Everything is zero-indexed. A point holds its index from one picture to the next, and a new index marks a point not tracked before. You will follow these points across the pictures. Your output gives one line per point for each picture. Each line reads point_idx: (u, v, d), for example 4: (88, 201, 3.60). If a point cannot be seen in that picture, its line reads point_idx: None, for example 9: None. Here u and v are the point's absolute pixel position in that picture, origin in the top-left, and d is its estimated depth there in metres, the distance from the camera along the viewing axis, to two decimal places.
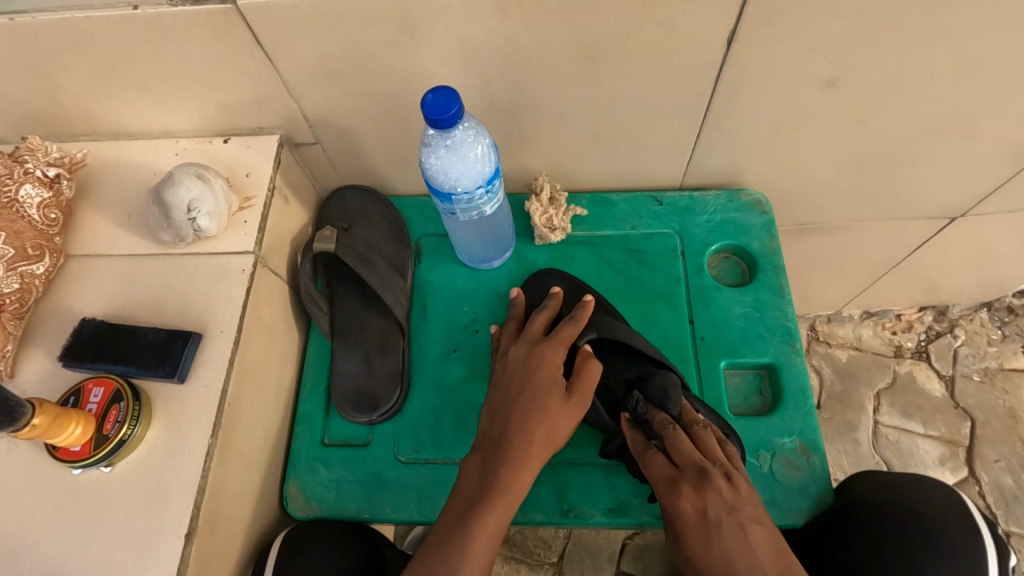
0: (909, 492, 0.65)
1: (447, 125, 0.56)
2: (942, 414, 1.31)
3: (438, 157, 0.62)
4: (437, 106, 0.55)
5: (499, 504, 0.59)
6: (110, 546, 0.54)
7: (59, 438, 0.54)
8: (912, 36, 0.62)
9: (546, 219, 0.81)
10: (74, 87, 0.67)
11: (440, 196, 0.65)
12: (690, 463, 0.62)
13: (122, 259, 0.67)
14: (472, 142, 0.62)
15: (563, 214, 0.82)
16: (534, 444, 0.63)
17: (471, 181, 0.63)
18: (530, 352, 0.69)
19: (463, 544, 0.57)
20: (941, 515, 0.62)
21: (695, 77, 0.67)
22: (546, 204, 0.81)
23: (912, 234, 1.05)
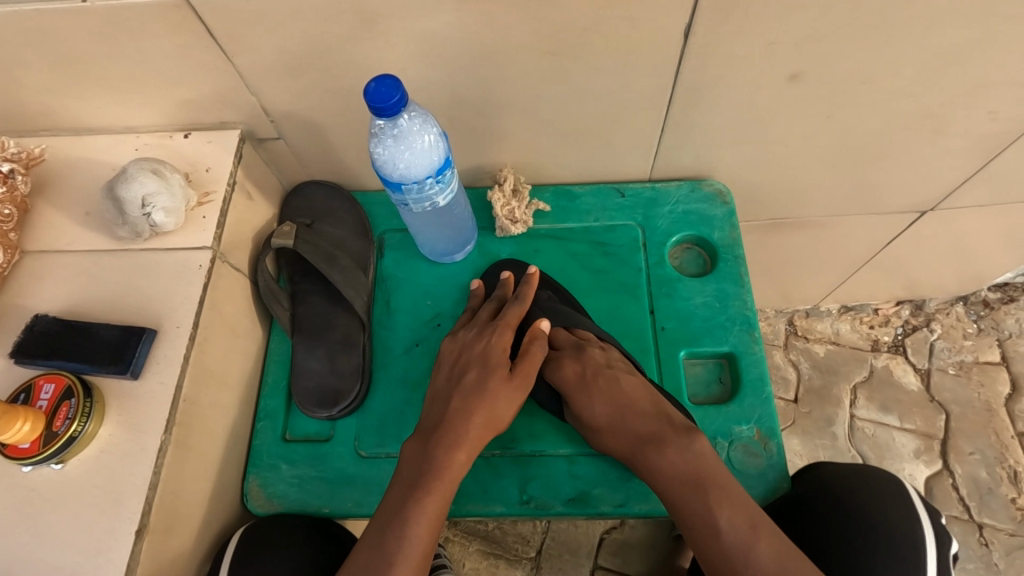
0: (860, 486, 0.66)
1: (390, 113, 0.56)
2: (918, 407, 1.32)
3: (387, 146, 0.61)
4: (380, 94, 0.54)
5: (436, 488, 0.62)
6: (60, 545, 0.54)
7: (6, 434, 0.53)
8: (870, 28, 0.62)
9: (507, 209, 0.81)
10: (28, 81, 0.66)
11: (393, 185, 0.64)
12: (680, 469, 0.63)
13: (79, 255, 0.67)
14: (419, 130, 0.62)
15: (524, 205, 0.81)
16: (472, 428, 0.65)
17: (420, 170, 0.63)
18: (477, 335, 0.71)
19: (404, 530, 0.60)
20: (889, 508, 0.63)
21: (656, 72, 0.67)
22: (507, 195, 0.81)
23: (885, 229, 1.06)
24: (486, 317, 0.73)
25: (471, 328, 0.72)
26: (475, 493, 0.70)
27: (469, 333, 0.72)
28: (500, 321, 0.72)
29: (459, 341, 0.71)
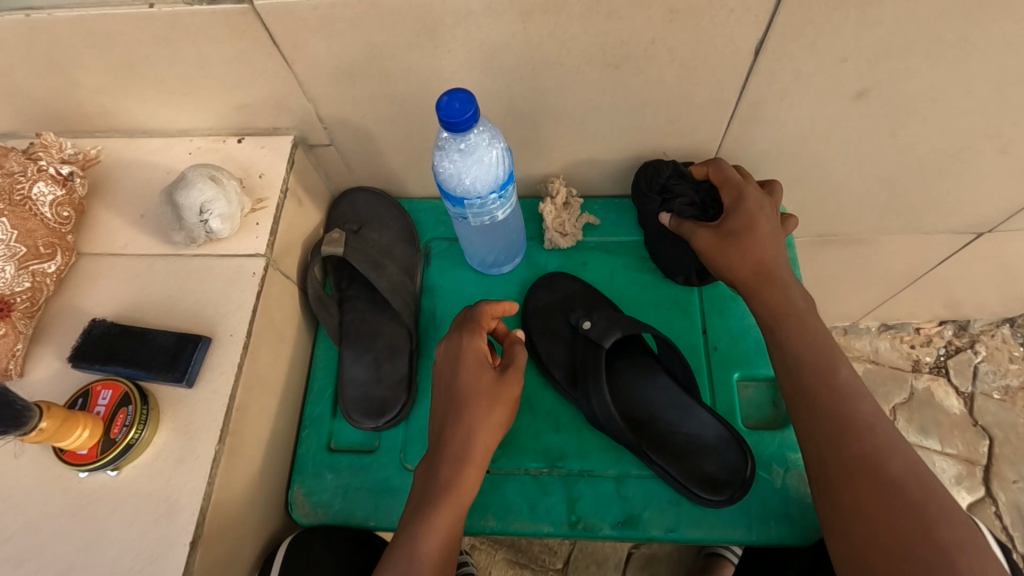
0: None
1: (462, 128, 0.55)
2: (959, 431, 1.28)
3: (452, 165, 0.60)
4: (453, 110, 0.53)
5: (446, 503, 0.59)
6: (113, 553, 0.54)
7: (66, 440, 0.52)
8: (948, 48, 0.59)
9: (555, 220, 0.79)
10: (86, 83, 0.66)
11: (454, 202, 0.64)
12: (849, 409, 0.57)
13: (133, 259, 0.67)
14: (487, 145, 0.61)
15: (572, 216, 0.80)
16: (467, 437, 0.62)
17: (485, 185, 0.62)
18: (451, 343, 0.66)
19: (413, 547, 0.57)
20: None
21: (721, 86, 0.65)
22: (557, 206, 0.79)
23: (937, 248, 1.03)
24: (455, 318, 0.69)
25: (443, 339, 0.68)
26: (523, 510, 0.69)
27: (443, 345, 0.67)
28: (461, 322, 0.67)
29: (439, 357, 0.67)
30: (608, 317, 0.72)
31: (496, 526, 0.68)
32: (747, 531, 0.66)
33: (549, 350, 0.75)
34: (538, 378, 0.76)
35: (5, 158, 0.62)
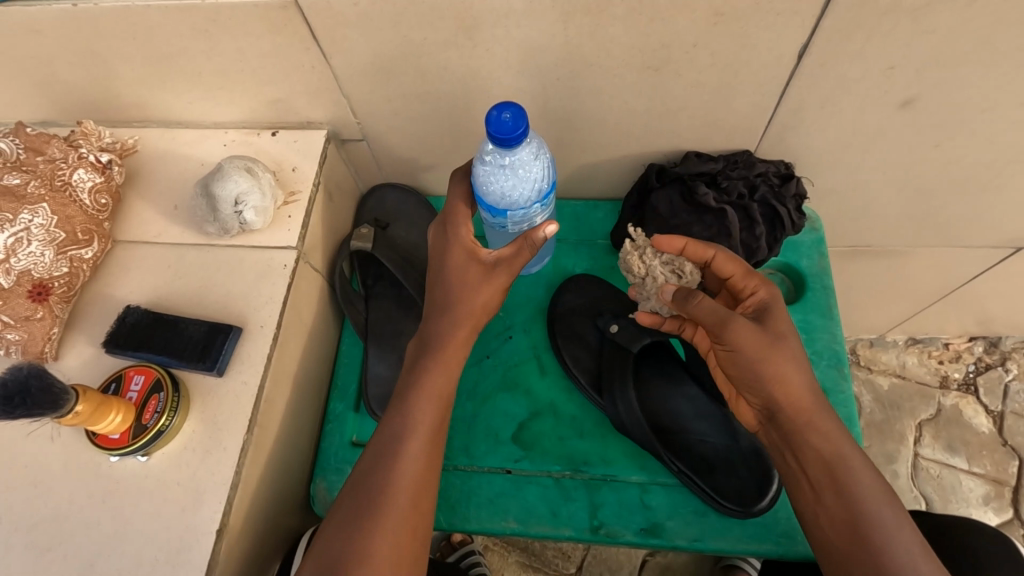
0: (968, 545, 0.64)
1: (512, 144, 0.54)
2: (988, 450, 1.25)
3: (497, 178, 0.60)
4: (504, 125, 0.53)
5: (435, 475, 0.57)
6: (141, 539, 0.54)
7: (100, 424, 0.53)
8: (1003, 58, 0.57)
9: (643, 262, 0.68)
10: (127, 73, 0.67)
11: (495, 215, 0.65)
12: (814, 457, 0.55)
13: (167, 248, 0.67)
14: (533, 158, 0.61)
15: (643, 294, 0.69)
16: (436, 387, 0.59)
17: (530, 196, 0.62)
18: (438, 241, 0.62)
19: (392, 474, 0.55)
20: (997, 570, 0.61)
21: (761, 91, 0.64)
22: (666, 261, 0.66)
23: (974, 262, 0.99)
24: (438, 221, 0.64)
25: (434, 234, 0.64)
26: (545, 515, 0.68)
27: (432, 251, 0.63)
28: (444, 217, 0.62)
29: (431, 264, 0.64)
30: (636, 322, 0.72)
31: (517, 529, 0.67)
32: (774, 545, 0.65)
33: (576, 355, 0.74)
34: (563, 383, 0.74)
35: (47, 145, 0.63)
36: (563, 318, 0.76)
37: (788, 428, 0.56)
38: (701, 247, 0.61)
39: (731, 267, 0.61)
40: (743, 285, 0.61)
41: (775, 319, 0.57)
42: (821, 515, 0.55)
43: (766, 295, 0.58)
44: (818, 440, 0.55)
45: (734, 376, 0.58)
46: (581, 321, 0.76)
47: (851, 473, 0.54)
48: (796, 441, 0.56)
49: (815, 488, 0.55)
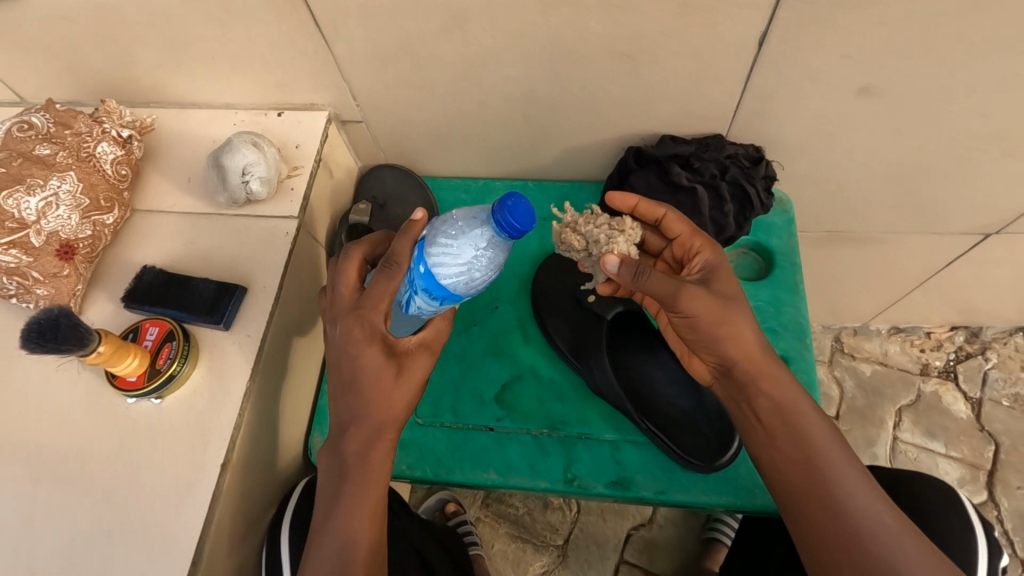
0: (919, 498, 0.70)
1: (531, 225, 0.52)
2: (966, 436, 1.29)
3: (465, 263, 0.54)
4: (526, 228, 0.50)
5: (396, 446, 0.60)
6: (153, 472, 0.60)
7: (118, 365, 0.59)
8: (949, 48, 0.61)
9: (581, 228, 0.64)
10: (147, 57, 0.73)
11: (440, 301, 0.57)
12: (770, 407, 0.61)
13: (180, 216, 0.74)
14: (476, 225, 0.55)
15: (591, 266, 0.66)
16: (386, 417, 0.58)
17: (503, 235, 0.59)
18: (351, 325, 0.57)
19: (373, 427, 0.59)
20: (943, 519, 0.67)
21: (728, 78, 0.69)
22: (608, 226, 0.63)
23: (947, 250, 1.03)
24: (351, 295, 0.59)
25: (335, 311, 0.60)
26: (523, 468, 0.73)
27: (344, 332, 0.57)
28: (362, 305, 0.57)
29: (329, 337, 0.60)
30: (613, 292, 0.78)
31: (497, 480, 0.73)
32: (734, 498, 0.70)
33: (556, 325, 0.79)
34: (545, 350, 0.80)
35: (74, 120, 0.69)
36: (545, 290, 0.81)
37: (744, 380, 0.61)
38: (651, 207, 0.67)
39: (679, 228, 0.66)
40: (688, 244, 0.66)
41: (723, 279, 0.62)
42: (773, 452, 0.61)
43: (711, 255, 0.64)
44: (769, 388, 0.61)
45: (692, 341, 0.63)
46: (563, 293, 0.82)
47: (801, 414, 0.60)
48: (751, 390, 0.61)
49: (767, 428, 0.61)
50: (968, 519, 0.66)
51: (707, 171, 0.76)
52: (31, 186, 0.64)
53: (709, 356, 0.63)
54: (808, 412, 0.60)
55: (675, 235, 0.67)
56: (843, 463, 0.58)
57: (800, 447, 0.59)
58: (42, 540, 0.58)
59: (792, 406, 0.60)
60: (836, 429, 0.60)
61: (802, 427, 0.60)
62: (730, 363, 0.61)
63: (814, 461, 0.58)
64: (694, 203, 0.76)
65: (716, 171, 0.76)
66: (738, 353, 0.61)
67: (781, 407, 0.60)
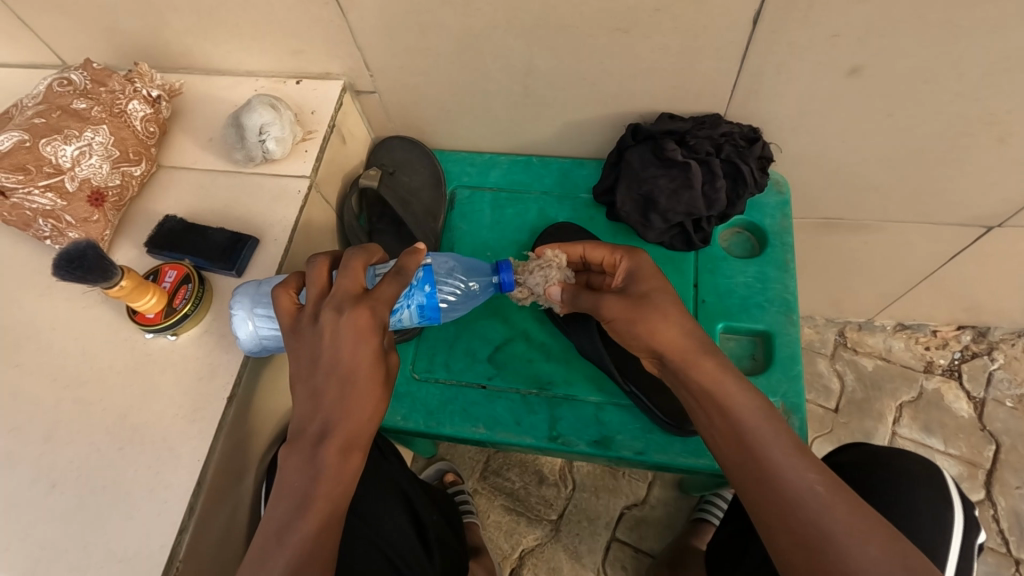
0: (906, 467, 0.71)
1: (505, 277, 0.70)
2: (965, 434, 1.28)
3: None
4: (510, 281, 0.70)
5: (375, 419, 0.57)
6: (166, 400, 0.66)
7: (138, 301, 0.64)
8: (935, 29, 0.63)
9: (522, 279, 0.76)
10: (178, 23, 0.79)
11: (422, 316, 0.66)
12: (700, 393, 0.62)
13: (202, 172, 0.79)
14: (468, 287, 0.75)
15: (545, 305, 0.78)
16: (368, 414, 0.55)
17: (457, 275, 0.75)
18: (361, 314, 0.54)
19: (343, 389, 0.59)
20: (924, 488, 0.69)
21: (722, 55, 0.71)
22: (540, 268, 0.75)
23: (948, 242, 1.03)
24: (356, 289, 0.57)
25: (336, 298, 0.56)
26: (510, 423, 0.77)
27: (350, 320, 0.54)
28: (373, 299, 0.56)
29: (322, 326, 0.55)
30: None
31: (484, 434, 0.77)
32: (710, 461, 0.72)
33: None
34: (536, 316, 0.83)
35: (108, 79, 0.75)
36: None
37: (675, 368, 0.63)
38: (571, 247, 0.75)
39: (600, 253, 0.73)
40: (612, 262, 0.72)
41: (641, 279, 0.68)
42: (712, 434, 0.62)
43: (629, 261, 0.70)
44: (699, 374, 0.62)
45: (624, 339, 0.68)
46: None
47: (727, 394, 0.61)
48: (682, 376, 0.63)
49: (706, 412, 0.62)
50: (947, 491, 0.68)
51: (699, 147, 0.79)
52: (68, 136, 0.70)
53: (644, 351, 0.67)
54: (737, 393, 0.60)
55: (598, 260, 0.74)
56: (775, 442, 0.58)
57: (732, 429, 0.60)
58: (63, 455, 0.64)
59: (725, 389, 0.61)
60: (768, 404, 0.60)
61: (734, 408, 0.60)
62: (660, 354, 0.64)
63: (748, 441, 0.58)
64: (686, 177, 0.79)
65: (709, 147, 0.79)
66: (660, 346, 0.64)
67: (711, 391, 0.61)
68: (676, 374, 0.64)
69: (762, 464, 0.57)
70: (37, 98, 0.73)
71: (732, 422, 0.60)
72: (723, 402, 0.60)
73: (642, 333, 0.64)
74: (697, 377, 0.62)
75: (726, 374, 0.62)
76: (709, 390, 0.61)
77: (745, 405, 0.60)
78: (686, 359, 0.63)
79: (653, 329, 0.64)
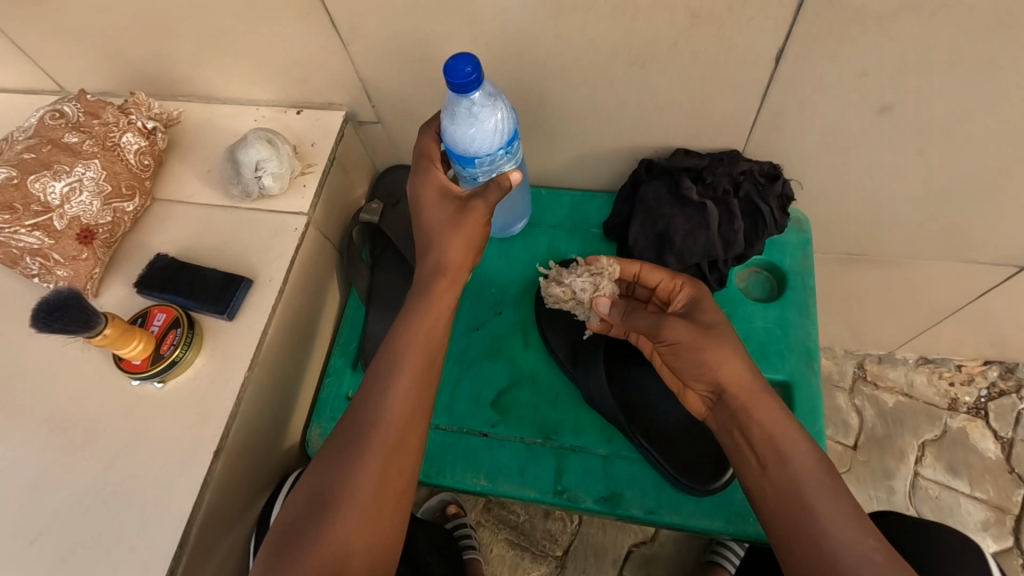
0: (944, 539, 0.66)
1: (467, 89, 0.58)
2: (993, 476, 1.22)
3: (471, 122, 0.64)
4: (462, 78, 0.57)
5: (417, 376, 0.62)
6: (150, 451, 0.63)
7: (123, 349, 0.61)
8: (977, 68, 0.59)
9: (568, 280, 0.76)
10: (179, 52, 0.76)
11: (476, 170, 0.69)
12: (762, 437, 0.58)
13: (198, 206, 0.76)
14: (489, 109, 0.64)
15: (581, 313, 0.76)
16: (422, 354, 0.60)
17: (488, 143, 0.66)
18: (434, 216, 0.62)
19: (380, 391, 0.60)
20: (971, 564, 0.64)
21: (743, 91, 0.68)
22: (589, 273, 0.74)
23: (978, 281, 0.98)
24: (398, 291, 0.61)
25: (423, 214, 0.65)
26: (514, 474, 0.73)
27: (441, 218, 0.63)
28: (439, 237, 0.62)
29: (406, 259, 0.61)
30: None
31: (485, 486, 0.73)
32: (725, 523, 0.68)
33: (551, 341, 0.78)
34: (544, 358, 0.79)
35: (102, 110, 0.73)
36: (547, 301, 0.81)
37: (736, 407, 0.59)
38: (629, 262, 0.73)
39: (658, 275, 0.71)
40: (670, 287, 0.70)
41: (704, 309, 0.64)
42: (763, 485, 0.57)
43: (693, 291, 0.67)
44: (761, 415, 0.58)
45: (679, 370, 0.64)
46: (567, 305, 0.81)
47: (789, 442, 0.57)
48: (743, 417, 0.59)
49: (760, 459, 0.58)
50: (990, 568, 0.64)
51: (717, 187, 0.75)
52: (57, 171, 0.68)
53: (700, 384, 0.63)
54: (800, 445, 0.57)
55: (653, 283, 0.72)
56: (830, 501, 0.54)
57: (788, 481, 0.56)
58: (43, 509, 0.61)
59: (785, 437, 0.57)
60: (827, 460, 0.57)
61: (793, 458, 0.56)
62: (720, 389, 0.61)
63: (806, 497, 0.55)
64: (701, 218, 0.76)
65: (728, 187, 0.75)
66: (724, 380, 0.60)
67: (772, 436, 0.57)
68: (733, 414, 0.60)
69: (814, 522, 0.53)
70: (28, 131, 0.70)
71: (789, 474, 0.56)
72: (784, 452, 0.57)
73: (706, 364, 0.60)
74: (761, 420, 0.58)
75: (787, 421, 0.58)
76: (771, 435, 0.57)
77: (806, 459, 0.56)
78: (750, 398, 0.59)
79: (719, 361, 0.59)
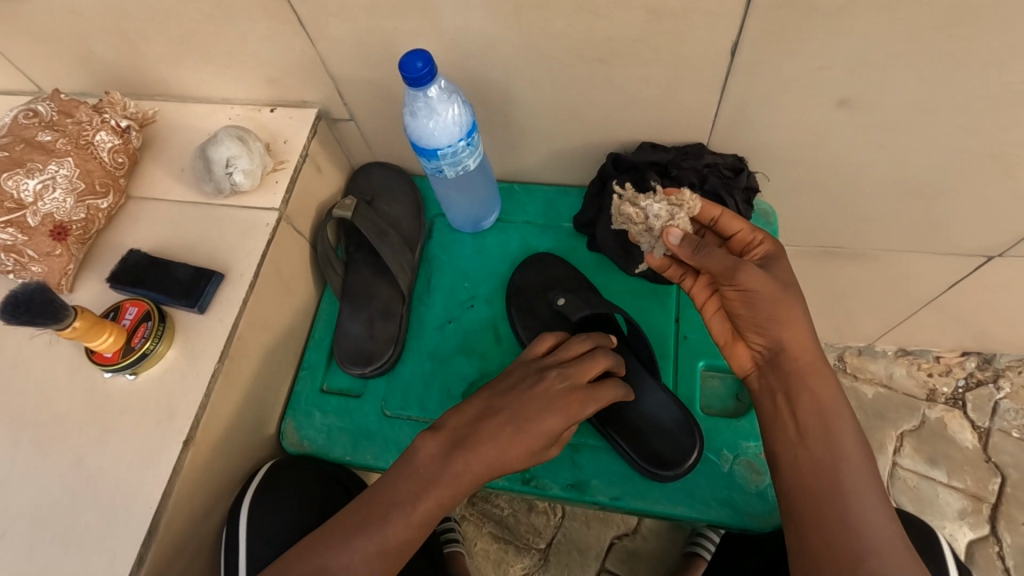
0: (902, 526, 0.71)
1: (421, 82, 0.61)
2: (971, 466, 1.24)
3: (429, 114, 0.67)
4: (415, 70, 0.60)
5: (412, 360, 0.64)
6: (122, 443, 0.64)
7: (94, 341, 0.62)
8: (927, 61, 0.60)
9: (642, 204, 0.70)
10: (152, 53, 0.78)
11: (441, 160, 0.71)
12: (809, 400, 0.62)
13: (172, 203, 0.77)
14: (446, 102, 0.67)
15: (646, 241, 0.72)
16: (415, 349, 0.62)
17: (450, 136, 0.68)
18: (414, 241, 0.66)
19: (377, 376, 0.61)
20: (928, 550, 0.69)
21: (704, 86, 0.69)
22: (669, 203, 0.70)
23: (948, 271, 0.99)
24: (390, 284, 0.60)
25: None
26: None
27: None
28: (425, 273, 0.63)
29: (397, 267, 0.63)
30: (582, 296, 0.77)
31: None
32: (688, 508, 0.70)
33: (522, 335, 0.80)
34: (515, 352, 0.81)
35: (76, 110, 0.74)
36: (518, 296, 0.83)
37: (789, 369, 0.64)
38: (713, 205, 0.70)
39: (739, 225, 0.70)
40: (749, 239, 0.70)
41: (780, 268, 0.65)
42: (792, 441, 0.63)
43: (773, 250, 0.68)
44: (814, 382, 0.63)
45: (742, 320, 0.66)
46: (537, 299, 0.82)
47: (836, 416, 0.62)
48: (794, 379, 0.63)
49: (800, 424, 0.62)
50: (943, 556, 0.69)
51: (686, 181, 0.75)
52: (30, 169, 0.69)
53: (759, 340, 0.66)
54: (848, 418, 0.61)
55: (731, 232, 0.71)
56: (857, 468, 0.60)
57: (826, 444, 0.61)
58: (16, 500, 0.62)
59: (826, 406, 0.62)
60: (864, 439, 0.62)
61: (830, 424, 0.61)
62: (780, 348, 0.64)
63: (833, 457, 0.60)
64: None
65: (695, 181, 0.75)
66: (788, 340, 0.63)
67: (821, 400, 0.62)
68: (787, 375, 0.64)
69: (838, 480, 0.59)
70: (3, 130, 0.72)
71: (829, 438, 0.61)
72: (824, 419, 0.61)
73: (780, 320, 0.62)
74: (819, 391, 0.62)
75: (834, 393, 0.63)
76: (820, 404, 0.62)
77: (844, 431, 0.61)
78: (808, 369, 0.63)
79: (788, 320, 0.62)
